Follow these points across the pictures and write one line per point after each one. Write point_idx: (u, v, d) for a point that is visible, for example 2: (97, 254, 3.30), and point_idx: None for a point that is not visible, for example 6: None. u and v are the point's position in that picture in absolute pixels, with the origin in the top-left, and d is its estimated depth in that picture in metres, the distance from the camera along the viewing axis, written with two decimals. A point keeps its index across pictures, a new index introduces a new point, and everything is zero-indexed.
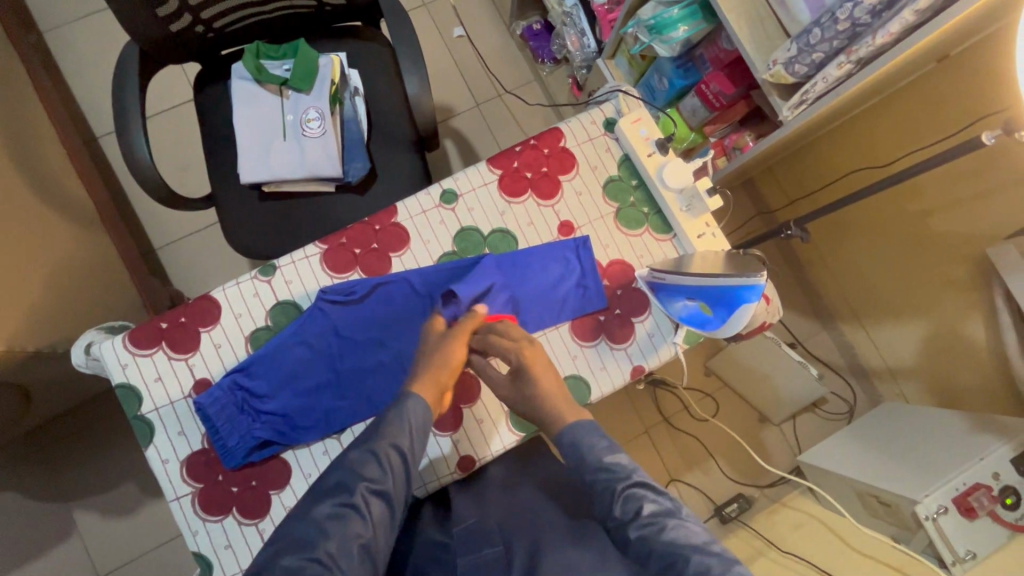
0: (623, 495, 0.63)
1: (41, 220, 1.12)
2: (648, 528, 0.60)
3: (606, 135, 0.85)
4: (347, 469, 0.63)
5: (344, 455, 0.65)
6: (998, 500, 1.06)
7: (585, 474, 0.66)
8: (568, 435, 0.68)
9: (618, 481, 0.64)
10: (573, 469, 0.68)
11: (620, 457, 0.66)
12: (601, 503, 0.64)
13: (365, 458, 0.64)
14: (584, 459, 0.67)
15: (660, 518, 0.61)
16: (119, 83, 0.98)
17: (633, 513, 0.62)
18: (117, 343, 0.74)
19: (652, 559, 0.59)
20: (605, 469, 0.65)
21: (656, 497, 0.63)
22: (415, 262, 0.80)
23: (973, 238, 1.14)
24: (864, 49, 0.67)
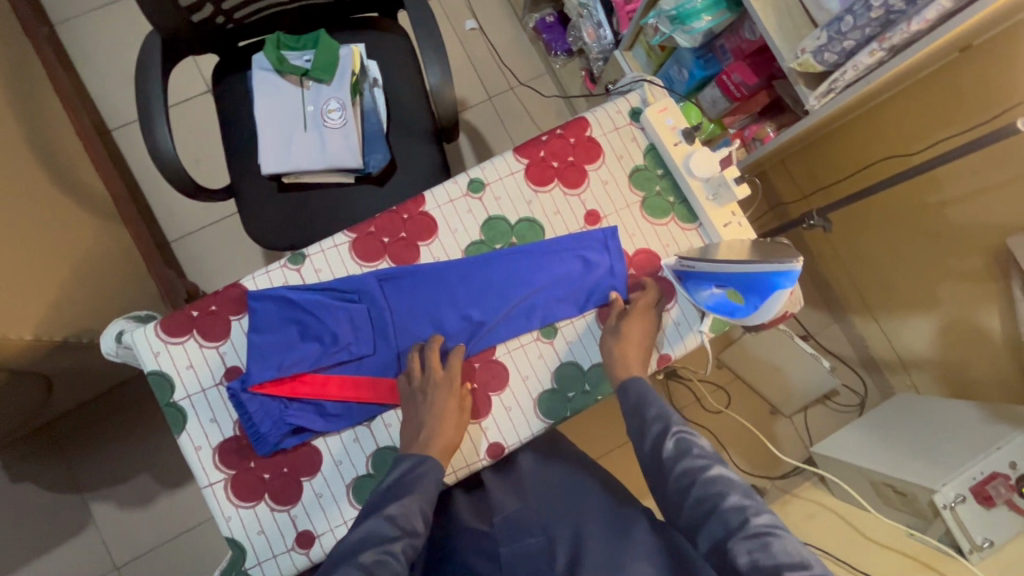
0: (675, 435, 0.69)
1: (63, 211, 1.13)
2: (696, 462, 0.66)
3: (632, 124, 0.86)
4: (383, 521, 0.65)
5: (379, 508, 0.66)
6: (1015, 489, 1.07)
7: (647, 410, 0.72)
8: (635, 385, 0.74)
9: (673, 422, 0.70)
10: (630, 413, 0.74)
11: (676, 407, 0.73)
12: (653, 439, 0.70)
13: (405, 512, 0.66)
14: (650, 399, 0.73)
15: (703, 459, 0.66)
16: (142, 73, 0.98)
17: (681, 450, 0.68)
18: (149, 331, 0.75)
19: (691, 488, 0.64)
20: (666, 410, 0.72)
21: (702, 441, 0.68)
22: (443, 251, 0.81)
23: (990, 229, 1.15)
24: (897, 36, 0.67)
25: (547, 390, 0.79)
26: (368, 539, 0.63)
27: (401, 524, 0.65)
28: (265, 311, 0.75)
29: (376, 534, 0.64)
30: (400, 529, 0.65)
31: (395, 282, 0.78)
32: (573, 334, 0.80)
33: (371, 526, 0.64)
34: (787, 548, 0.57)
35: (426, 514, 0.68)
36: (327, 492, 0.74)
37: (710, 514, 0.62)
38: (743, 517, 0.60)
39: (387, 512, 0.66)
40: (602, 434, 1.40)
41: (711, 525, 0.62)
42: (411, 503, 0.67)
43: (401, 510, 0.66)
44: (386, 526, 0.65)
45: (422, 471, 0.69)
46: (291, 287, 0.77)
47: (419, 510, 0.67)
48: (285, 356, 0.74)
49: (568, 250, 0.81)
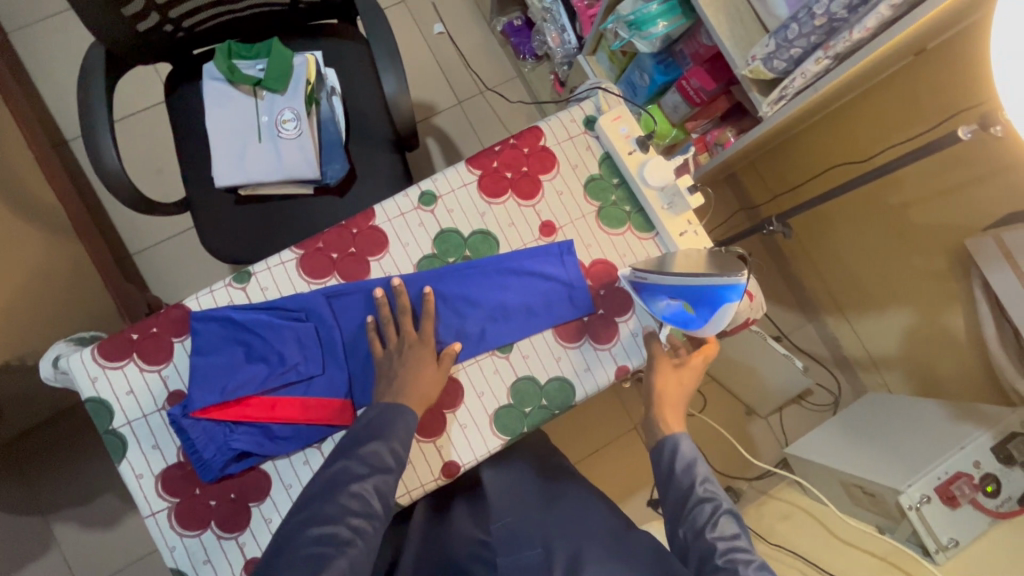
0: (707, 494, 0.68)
1: (10, 228, 1.09)
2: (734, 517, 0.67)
3: (586, 133, 0.84)
4: (359, 460, 0.65)
5: (354, 449, 0.66)
6: (979, 488, 1.07)
7: (676, 462, 0.71)
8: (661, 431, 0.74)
9: (702, 483, 0.70)
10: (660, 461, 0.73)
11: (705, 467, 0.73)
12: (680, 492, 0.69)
13: (377, 451, 0.66)
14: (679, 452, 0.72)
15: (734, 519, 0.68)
16: (84, 84, 0.95)
17: (710, 511, 0.67)
18: (86, 356, 0.72)
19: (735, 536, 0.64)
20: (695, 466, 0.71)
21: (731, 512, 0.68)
22: (394, 266, 0.79)
23: (952, 229, 1.15)
24: (841, 44, 0.66)
25: (503, 406, 0.77)
26: (340, 478, 0.64)
27: (372, 462, 0.65)
28: (212, 332, 0.73)
29: (350, 474, 0.64)
30: (371, 468, 0.65)
31: (346, 301, 0.76)
32: (529, 348, 0.79)
33: (346, 466, 0.65)
34: None
35: (399, 452, 0.67)
36: (277, 518, 0.72)
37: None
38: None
39: (358, 451, 0.66)
40: (576, 440, 1.39)
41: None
42: (380, 445, 0.66)
43: (373, 450, 0.66)
44: (357, 465, 0.65)
45: (396, 417, 0.68)
46: (238, 307, 0.75)
47: (390, 451, 0.66)
48: (231, 378, 0.72)
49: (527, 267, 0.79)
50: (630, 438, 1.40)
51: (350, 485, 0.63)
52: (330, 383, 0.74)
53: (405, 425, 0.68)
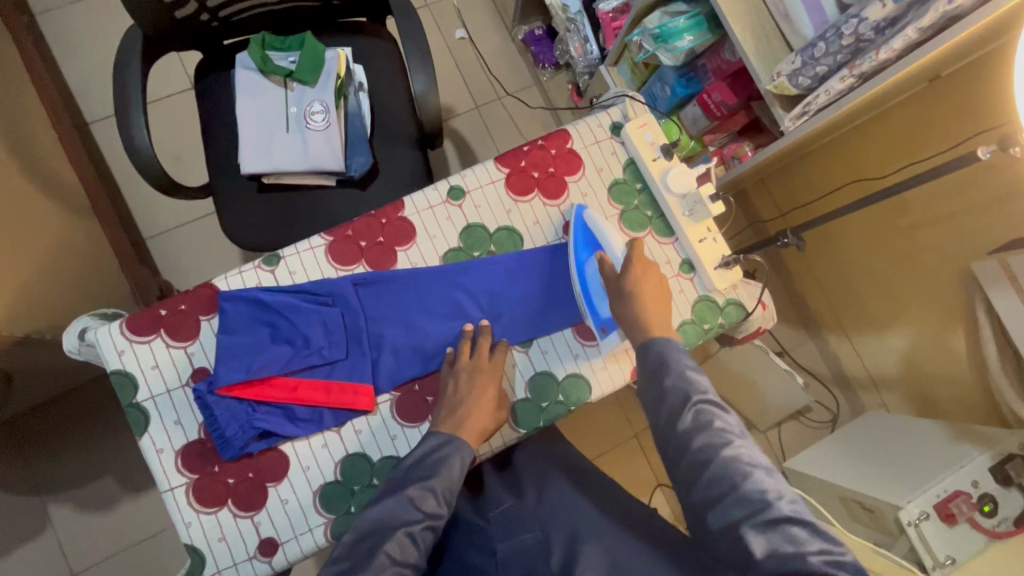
0: (695, 406, 0.62)
1: (34, 204, 1.10)
2: (714, 438, 0.60)
3: (612, 138, 0.87)
4: (408, 503, 0.65)
5: (403, 487, 0.66)
6: (977, 507, 1.09)
7: (661, 377, 0.66)
8: (651, 349, 0.69)
9: (693, 392, 0.64)
10: (647, 373, 0.68)
11: (698, 372, 0.67)
12: (669, 405, 0.64)
13: (425, 494, 0.66)
14: (665, 364, 0.67)
15: (726, 436, 0.61)
16: (120, 66, 0.97)
17: (704, 422, 0.62)
18: (114, 329, 0.73)
19: (708, 466, 0.59)
20: (684, 377, 0.65)
21: (728, 419, 0.63)
22: (420, 257, 0.80)
23: (959, 252, 1.18)
24: (867, 64, 0.68)
25: (521, 399, 0.79)
26: (389, 522, 0.64)
27: (424, 509, 0.66)
28: (239, 311, 0.74)
29: (400, 517, 0.64)
30: (423, 513, 0.65)
31: (372, 289, 0.78)
32: (548, 344, 0.81)
33: (394, 507, 0.65)
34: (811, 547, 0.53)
35: (448, 497, 0.67)
36: (293, 499, 0.73)
37: (726, 494, 0.57)
38: (765, 501, 0.55)
39: (409, 495, 0.66)
40: (579, 444, 1.40)
41: (728, 504, 0.57)
42: (431, 486, 0.66)
43: (422, 492, 0.66)
44: (409, 510, 0.65)
45: (451, 453, 0.69)
46: (265, 289, 0.76)
47: (443, 493, 0.67)
48: (257, 358, 0.73)
49: (584, 223, 0.80)
50: (631, 445, 1.42)
51: (399, 529, 0.64)
52: (353, 368, 0.75)
53: (460, 463, 0.68)
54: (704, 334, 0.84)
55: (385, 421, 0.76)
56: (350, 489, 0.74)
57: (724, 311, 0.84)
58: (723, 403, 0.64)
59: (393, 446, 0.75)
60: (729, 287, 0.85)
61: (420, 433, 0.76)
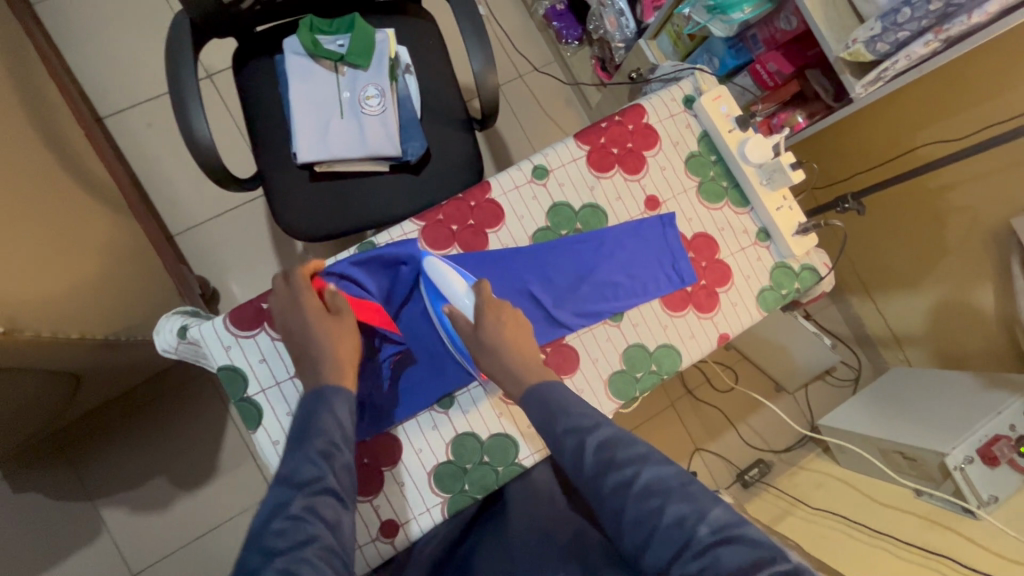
0: (591, 446, 0.64)
1: (81, 202, 1.07)
2: (622, 474, 0.62)
3: (686, 112, 0.88)
4: (282, 482, 0.61)
5: (277, 473, 0.62)
6: (1016, 449, 1.16)
7: (555, 428, 0.67)
8: (532, 394, 0.70)
9: (586, 434, 0.65)
10: (539, 424, 0.69)
11: (587, 413, 0.68)
12: (572, 455, 0.65)
13: (298, 464, 0.62)
14: (552, 412, 0.68)
15: (631, 464, 0.63)
16: (172, 55, 0.94)
17: (606, 464, 0.63)
18: (219, 325, 0.72)
19: (627, 508, 0.61)
20: (573, 418, 0.67)
21: (629, 445, 0.64)
22: (511, 237, 0.81)
23: (989, 210, 1.23)
24: (955, 28, 0.71)
25: (616, 371, 0.81)
26: (271, 510, 0.59)
27: (300, 477, 0.61)
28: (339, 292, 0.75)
29: (277, 501, 0.59)
30: (301, 483, 0.60)
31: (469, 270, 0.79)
32: (638, 317, 0.83)
33: (272, 494, 0.60)
34: (736, 556, 0.55)
35: (324, 451, 0.63)
36: (409, 480, 0.75)
37: (652, 532, 0.59)
38: (686, 533, 0.57)
39: (282, 475, 0.61)
40: None
41: (658, 543, 0.58)
42: (301, 453, 0.62)
43: (296, 462, 0.62)
44: (284, 488, 0.60)
45: (325, 406, 0.66)
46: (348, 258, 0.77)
47: (316, 450, 0.63)
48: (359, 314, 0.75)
49: (428, 274, 0.76)
50: None
51: (279, 513, 0.58)
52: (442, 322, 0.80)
53: (345, 413, 0.67)
54: (782, 299, 0.87)
55: (489, 399, 0.78)
56: (463, 467, 0.76)
57: (800, 276, 0.87)
58: (621, 434, 0.66)
59: (499, 424, 0.78)
60: (804, 253, 0.87)
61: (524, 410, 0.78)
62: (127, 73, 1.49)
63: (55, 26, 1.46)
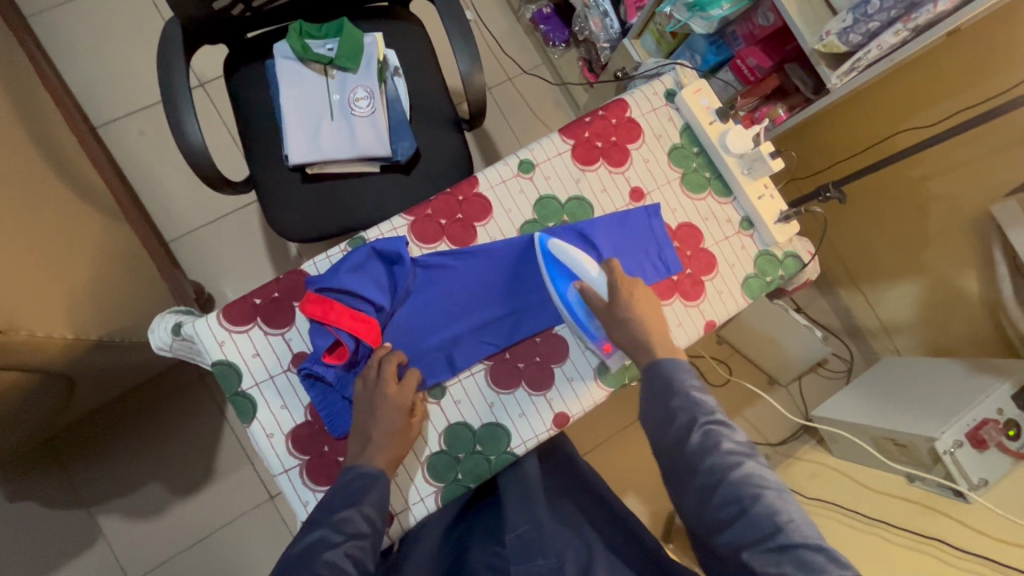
0: (703, 426, 0.67)
1: (74, 208, 1.08)
2: (727, 458, 0.66)
3: (668, 105, 0.90)
4: (331, 528, 0.66)
5: (328, 517, 0.67)
6: (1004, 432, 1.18)
7: (670, 399, 0.70)
8: (658, 367, 0.73)
9: (699, 412, 0.69)
10: (652, 394, 0.72)
11: (702, 395, 0.71)
12: (677, 429, 0.69)
13: (348, 518, 0.66)
14: (672, 387, 0.71)
15: (735, 452, 0.66)
16: (163, 61, 0.95)
17: (710, 444, 0.67)
18: (212, 320, 0.74)
19: (719, 489, 0.65)
20: (691, 399, 0.70)
21: (735, 437, 0.68)
22: (499, 230, 0.83)
23: (970, 198, 1.26)
24: (922, 17, 0.74)
25: (605, 359, 0.83)
26: (314, 550, 0.64)
27: (347, 530, 0.66)
28: (333, 302, 0.72)
29: (321, 547, 0.64)
30: (346, 535, 0.65)
31: (458, 263, 0.80)
32: None
33: (318, 537, 0.65)
34: (820, 561, 0.59)
35: (373, 518, 0.67)
36: (402, 470, 0.76)
37: (738, 515, 0.63)
38: (777, 526, 0.61)
39: (332, 521, 0.66)
40: (617, 411, 1.51)
41: (738, 526, 0.63)
42: (355, 511, 0.67)
43: (348, 516, 0.66)
44: (332, 534, 0.65)
45: (372, 482, 0.68)
46: (343, 267, 0.74)
47: (367, 513, 0.67)
48: (348, 324, 0.72)
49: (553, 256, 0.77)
50: None
51: (322, 557, 0.64)
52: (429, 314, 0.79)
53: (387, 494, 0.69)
54: (767, 287, 0.89)
55: (479, 389, 0.79)
56: (456, 457, 0.77)
57: (783, 264, 0.89)
58: (731, 427, 0.69)
59: (491, 413, 0.79)
60: (787, 241, 0.90)
61: (515, 400, 0.79)
62: (119, 83, 1.51)
63: (47, 38, 1.48)
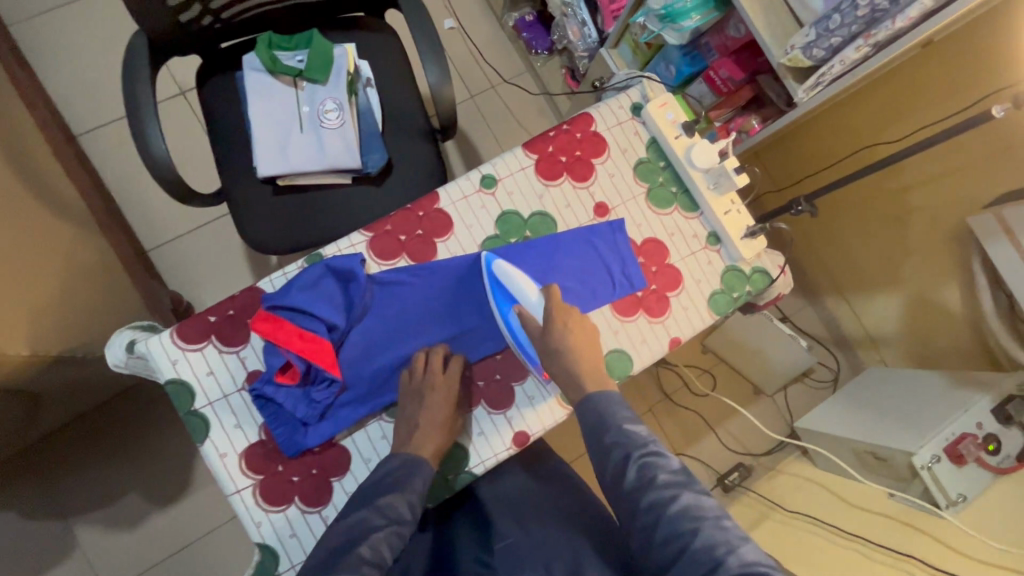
0: (637, 460, 0.64)
1: (43, 221, 1.08)
2: (663, 493, 0.62)
3: (634, 119, 0.89)
4: (376, 510, 0.66)
5: (373, 499, 0.67)
6: (983, 447, 1.16)
7: (603, 435, 0.68)
8: (589, 402, 0.70)
9: (633, 447, 0.66)
10: (588, 430, 0.70)
11: (637, 426, 0.68)
12: (613, 466, 0.66)
13: (393, 501, 0.67)
14: (605, 420, 0.69)
15: (672, 485, 0.62)
16: (128, 74, 0.95)
17: (645, 479, 0.63)
18: (165, 338, 0.73)
19: (659, 526, 0.60)
20: (623, 432, 0.67)
21: (670, 468, 0.64)
22: (460, 246, 0.82)
23: (950, 208, 1.24)
24: (882, 33, 0.73)
25: None
26: (359, 530, 0.64)
27: (390, 514, 0.66)
28: (284, 322, 0.72)
29: (366, 528, 0.64)
30: (388, 518, 0.66)
31: (417, 279, 0.79)
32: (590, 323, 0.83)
33: (363, 516, 0.66)
34: None
35: (414, 505, 0.68)
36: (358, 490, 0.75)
37: (679, 555, 0.58)
38: (716, 559, 0.56)
39: (377, 504, 0.67)
40: None
41: (682, 566, 0.58)
42: (398, 497, 0.67)
43: (390, 500, 0.67)
44: (376, 516, 0.66)
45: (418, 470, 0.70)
46: (295, 286, 0.74)
47: (408, 501, 0.68)
48: (298, 346, 0.71)
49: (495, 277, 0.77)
50: None
51: (365, 539, 0.63)
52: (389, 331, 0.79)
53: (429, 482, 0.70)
54: (734, 302, 0.87)
55: None
56: None
57: (751, 279, 0.88)
58: (667, 455, 0.65)
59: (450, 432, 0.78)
60: (754, 256, 0.88)
61: (475, 418, 0.79)
62: (99, 91, 1.51)
63: (25, 47, 1.48)
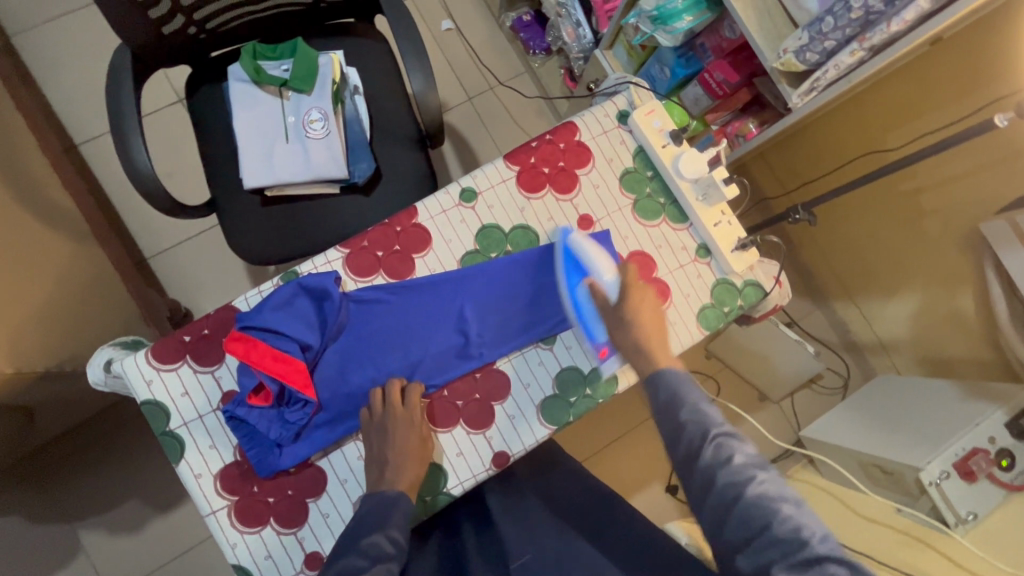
0: (715, 439, 0.59)
1: (36, 234, 1.09)
2: (742, 472, 0.57)
3: (620, 127, 0.86)
4: (356, 552, 0.64)
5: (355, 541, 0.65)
6: (996, 463, 1.11)
7: (676, 413, 0.62)
8: (661, 377, 0.65)
9: (710, 424, 0.60)
10: (659, 409, 0.64)
11: (710, 403, 0.63)
12: (687, 444, 0.60)
13: (375, 540, 0.65)
14: (678, 397, 0.63)
15: (749, 465, 0.58)
16: (113, 87, 0.95)
17: (723, 458, 0.58)
18: (140, 358, 0.73)
19: (735, 507, 0.56)
20: (699, 408, 0.62)
21: (749, 447, 0.59)
22: (438, 262, 0.81)
23: (963, 212, 1.19)
24: (877, 36, 0.69)
25: (548, 396, 0.79)
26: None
27: (372, 553, 0.64)
28: (257, 341, 0.71)
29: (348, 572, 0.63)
30: (371, 558, 0.64)
31: (393, 297, 0.78)
32: (571, 340, 0.81)
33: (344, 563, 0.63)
34: None
35: (398, 539, 0.66)
36: (333, 512, 0.74)
37: (759, 534, 0.54)
38: (801, 541, 0.52)
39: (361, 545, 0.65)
40: (596, 430, 1.47)
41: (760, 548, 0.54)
42: (380, 535, 0.65)
43: (373, 540, 0.65)
44: (358, 559, 0.64)
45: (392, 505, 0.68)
46: (268, 306, 0.73)
47: (391, 537, 0.66)
48: (271, 367, 0.70)
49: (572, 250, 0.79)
50: (644, 429, 1.48)
51: None
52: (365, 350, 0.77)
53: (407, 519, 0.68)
54: (725, 317, 0.84)
55: None
56: None
57: (743, 293, 0.85)
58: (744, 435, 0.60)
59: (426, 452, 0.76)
60: (746, 269, 0.85)
61: (453, 439, 0.77)
62: (99, 101, 1.52)
63: (26, 58, 1.49)
